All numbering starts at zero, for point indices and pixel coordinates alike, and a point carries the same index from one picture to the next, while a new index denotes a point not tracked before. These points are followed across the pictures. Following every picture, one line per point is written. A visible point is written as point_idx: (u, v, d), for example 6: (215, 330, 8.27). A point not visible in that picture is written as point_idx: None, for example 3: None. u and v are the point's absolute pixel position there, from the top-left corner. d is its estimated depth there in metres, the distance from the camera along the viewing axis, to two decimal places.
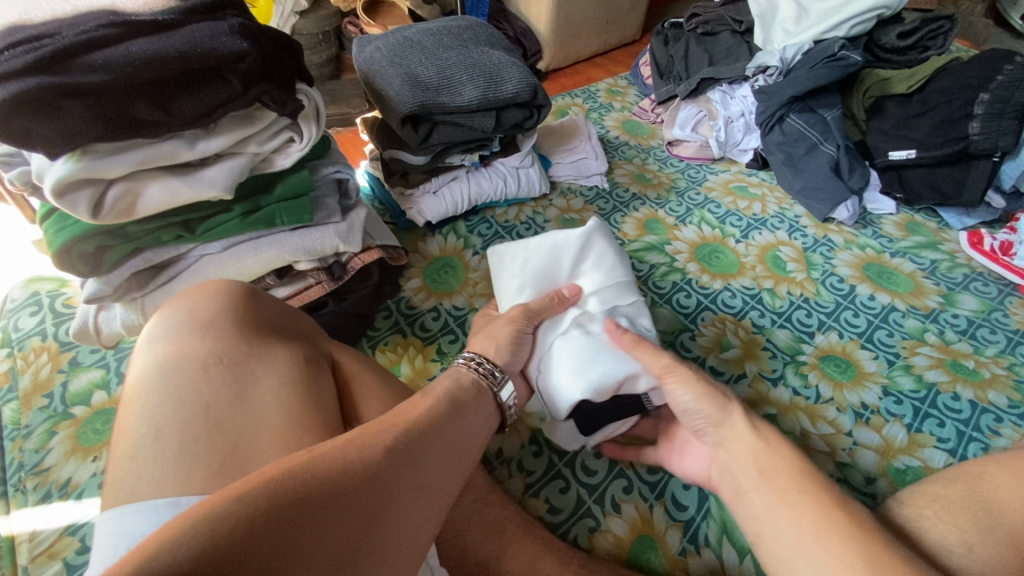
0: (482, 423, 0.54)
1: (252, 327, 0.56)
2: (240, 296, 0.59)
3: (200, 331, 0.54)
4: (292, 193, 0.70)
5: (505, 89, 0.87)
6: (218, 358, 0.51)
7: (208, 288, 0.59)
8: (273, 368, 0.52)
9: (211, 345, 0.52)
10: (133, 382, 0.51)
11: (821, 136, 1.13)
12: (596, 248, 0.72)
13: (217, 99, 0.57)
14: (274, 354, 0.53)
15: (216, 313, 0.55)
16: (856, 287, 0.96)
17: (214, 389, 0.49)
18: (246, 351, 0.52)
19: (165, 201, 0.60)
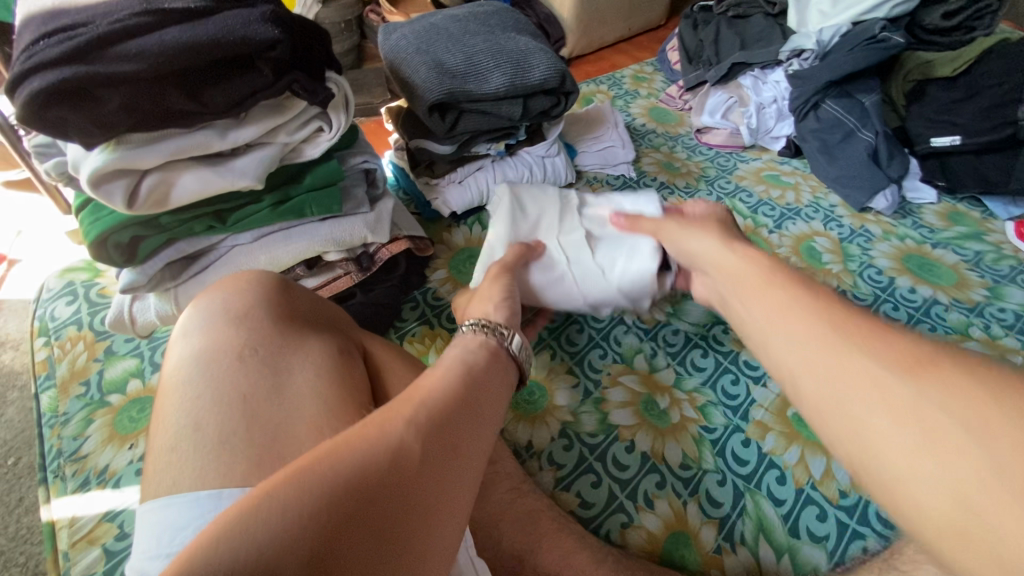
0: (503, 390, 0.52)
1: (284, 317, 0.56)
2: (264, 280, 0.59)
3: (231, 322, 0.54)
4: (322, 184, 0.70)
5: (533, 75, 0.85)
6: (252, 348, 0.52)
7: (239, 278, 0.59)
8: (307, 358, 0.52)
9: (244, 337, 0.52)
10: (170, 374, 0.51)
11: (859, 122, 1.09)
12: (522, 195, 0.79)
13: (248, 87, 0.57)
14: (307, 347, 0.53)
15: (246, 302, 0.56)
16: (896, 279, 0.93)
17: (251, 379, 0.49)
18: (279, 343, 0.52)
19: (198, 191, 0.60)
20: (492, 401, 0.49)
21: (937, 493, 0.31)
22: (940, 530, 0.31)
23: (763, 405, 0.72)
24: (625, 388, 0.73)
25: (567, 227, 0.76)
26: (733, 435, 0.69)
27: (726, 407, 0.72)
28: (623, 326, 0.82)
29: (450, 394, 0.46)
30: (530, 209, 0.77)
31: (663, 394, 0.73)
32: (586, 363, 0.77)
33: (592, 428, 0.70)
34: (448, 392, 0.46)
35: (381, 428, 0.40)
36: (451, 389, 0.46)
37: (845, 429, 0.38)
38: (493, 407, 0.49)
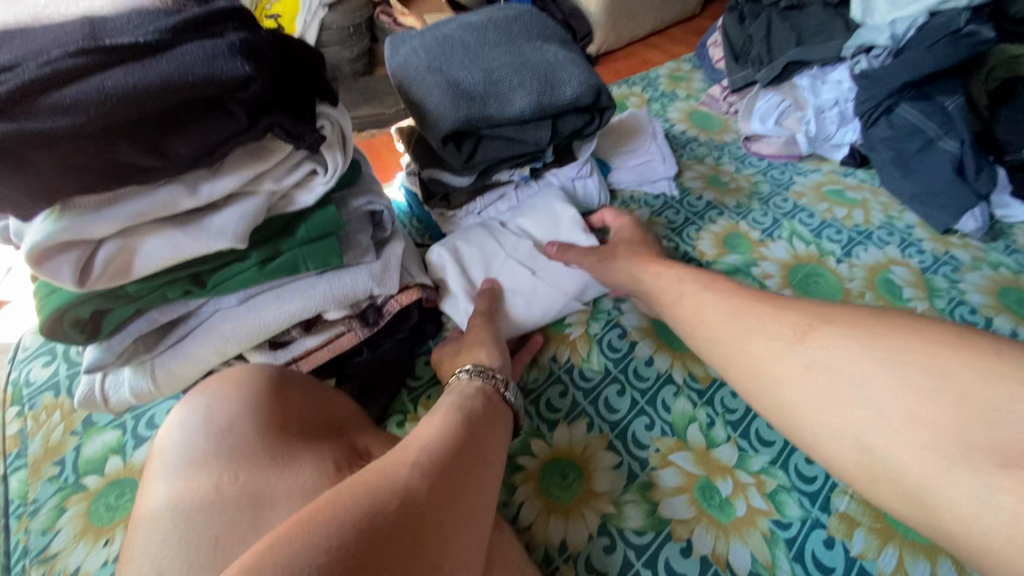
0: (501, 424, 0.55)
1: (277, 428, 0.45)
2: (256, 371, 0.48)
3: (215, 438, 0.43)
4: (317, 234, 0.59)
5: (563, 93, 0.73)
6: (235, 473, 0.41)
7: (227, 376, 0.47)
8: (304, 485, 0.41)
9: (227, 455, 0.42)
10: (139, 503, 0.41)
11: (942, 129, 0.93)
12: (461, 250, 0.75)
13: (220, 135, 0.46)
14: (299, 467, 0.42)
15: (232, 409, 0.45)
16: (993, 320, 0.79)
17: (231, 518, 0.39)
18: (267, 462, 0.42)
19: (167, 257, 0.51)
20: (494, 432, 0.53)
21: (856, 449, 0.47)
22: (871, 478, 0.47)
23: (847, 493, 0.60)
24: (679, 470, 0.62)
25: (508, 253, 0.76)
26: (813, 533, 0.57)
27: (801, 494, 0.60)
28: (672, 387, 0.70)
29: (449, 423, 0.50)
30: (470, 245, 0.76)
31: (724, 479, 0.61)
32: (629, 437, 0.65)
33: (639, 523, 0.58)
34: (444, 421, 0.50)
35: (395, 460, 0.43)
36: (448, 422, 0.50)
37: (813, 420, 0.50)
38: (494, 435, 0.52)
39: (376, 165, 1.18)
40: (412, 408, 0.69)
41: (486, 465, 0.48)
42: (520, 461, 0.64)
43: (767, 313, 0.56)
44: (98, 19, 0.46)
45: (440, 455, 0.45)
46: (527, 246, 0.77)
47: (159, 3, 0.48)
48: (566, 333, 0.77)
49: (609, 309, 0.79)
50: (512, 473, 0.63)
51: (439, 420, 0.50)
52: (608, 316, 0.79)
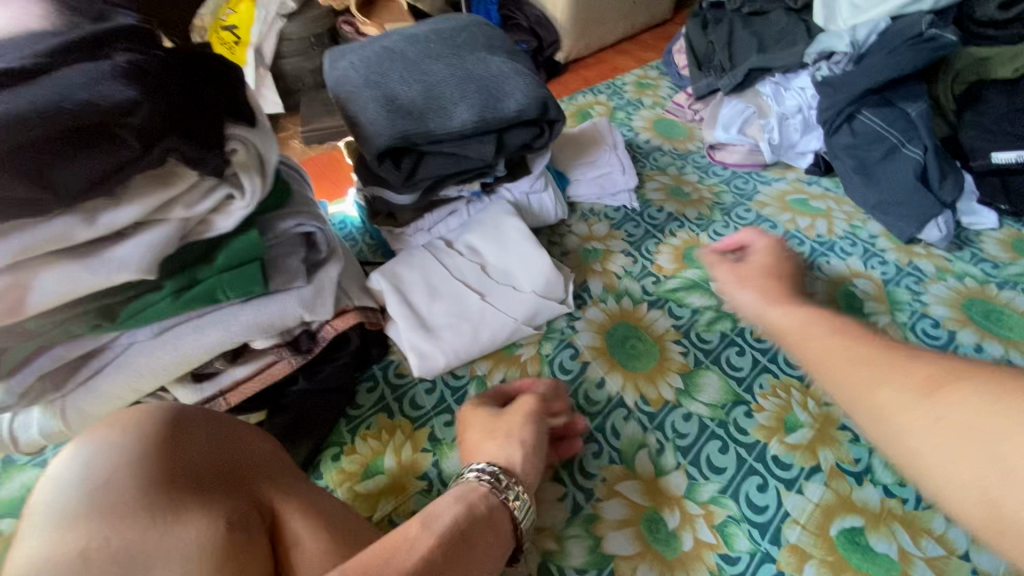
0: (493, 544, 0.50)
1: (163, 480, 0.44)
2: (153, 416, 0.48)
3: (93, 491, 0.42)
4: (237, 261, 0.56)
5: (507, 106, 0.70)
6: (109, 535, 0.40)
7: (115, 421, 0.47)
8: (182, 550, 0.40)
9: (109, 514, 0.41)
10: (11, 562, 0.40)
11: (904, 135, 0.91)
12: (402, 278, 0.71)
13: (109, 163, 0.43)
14: (186, 523, 0.41)
15: (116, 460, 0.44)
16: (957, 334, 0.77)
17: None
18: (151, 521, 0.41)
19: (63, 292, 0.47)
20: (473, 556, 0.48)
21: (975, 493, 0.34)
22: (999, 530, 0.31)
23: (799, 522, 0.58)
24: (626, 501, 0.59)
25: (452, 277, 0.72)
26: (762, 567, 0.55)
27: (752, 525, 0.58)
28: (623, 412, 0.67)
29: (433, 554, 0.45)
30: (412, 268, 0.72)
31: (672, 510, 0.59)
32: (577, 467, 0.63)
33: (581, 560, 0.56)
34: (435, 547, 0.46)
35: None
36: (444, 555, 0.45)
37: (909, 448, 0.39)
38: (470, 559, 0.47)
39: (334, 178, 1.14)
40: (350, 439, 0.67)
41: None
42: None
43: None
44: None
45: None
46: (473, 266, 0.73)
47: (48, 22, 0.45)
48: (517, 356, 0.74)
49: (563, 328, 0.76)
50: None
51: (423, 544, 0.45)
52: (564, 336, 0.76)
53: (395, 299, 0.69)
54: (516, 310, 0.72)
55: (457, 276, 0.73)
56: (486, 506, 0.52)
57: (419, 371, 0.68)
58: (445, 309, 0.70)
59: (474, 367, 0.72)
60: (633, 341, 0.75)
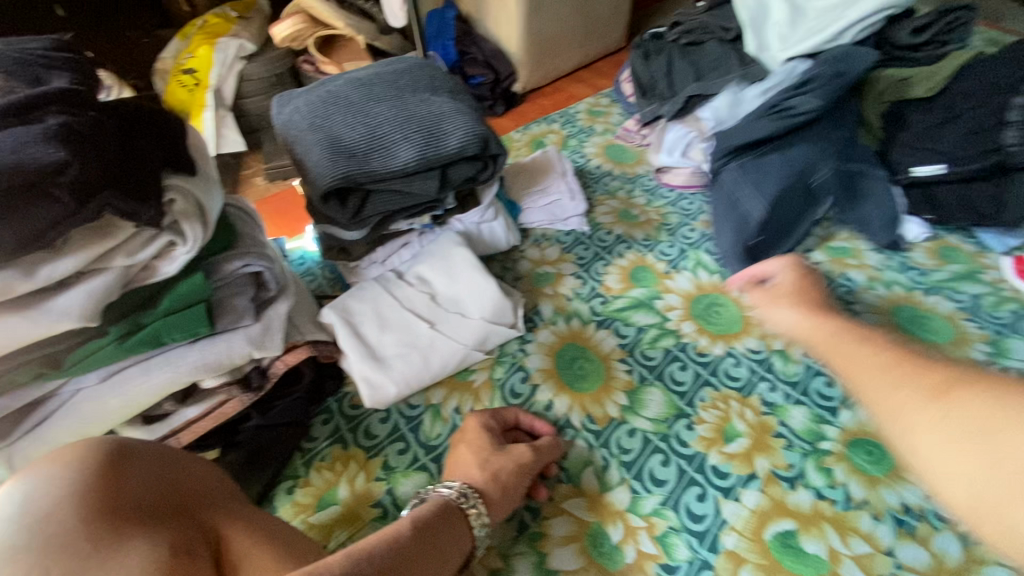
0: (449, 559, 0.51)
1: (106, 512, 0.43)
2: (94, 449, 0.48)
3: (27, 530, 0.41)
4: (183, 303, 0.58)
5: (447, 143, 0.74)
6: (48, 566, 0.39)
7: (55, 459, 0.46)
8: (127, 572, 0.40)
9: (41, 551, 0.40)
10: None
11: (791, 172, 0.93)
12: (354, 312, 0.74)
13: (43, 221, 0.45)
14: (128, 551, 0.41)
15: (55, 496, 0.43)
16: (885, 339, 0.80)
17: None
18: (89, 553, 0.40)
19: (4, 344, 0.49)
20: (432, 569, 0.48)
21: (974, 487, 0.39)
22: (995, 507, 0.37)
23: (735, 528, 0.60)
24: (572, 518, 0.61)
25: (402, 309, 0.75)
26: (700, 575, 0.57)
27: (690, 534, 0.60)
28: (570, 430, 0.70)
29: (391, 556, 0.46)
30: (363, 301, 0.75)
31: (616, 524, 0.61)
32: None
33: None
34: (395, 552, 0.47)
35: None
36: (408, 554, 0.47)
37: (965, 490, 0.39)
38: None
39: (296, 214, 1.17)
40: (304, 472, 0.68)
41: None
42: None
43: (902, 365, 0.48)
44: None
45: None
46: (424, 296, 0.76)
47: None
48: (469, 381, 0.76)
49: (514, 351, 0.79)
50: None
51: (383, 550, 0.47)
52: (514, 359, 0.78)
53: (348, 333, 0.71)
54: (466, 338, 0.74)
55: (407, 308, 0.75)
56: (438, 514, 0.53)
57: (371, 402, 0.69)
58: (396, 342, 0.72)
59: (428, 394, 0.74)
60: (581, 361, 0.78)
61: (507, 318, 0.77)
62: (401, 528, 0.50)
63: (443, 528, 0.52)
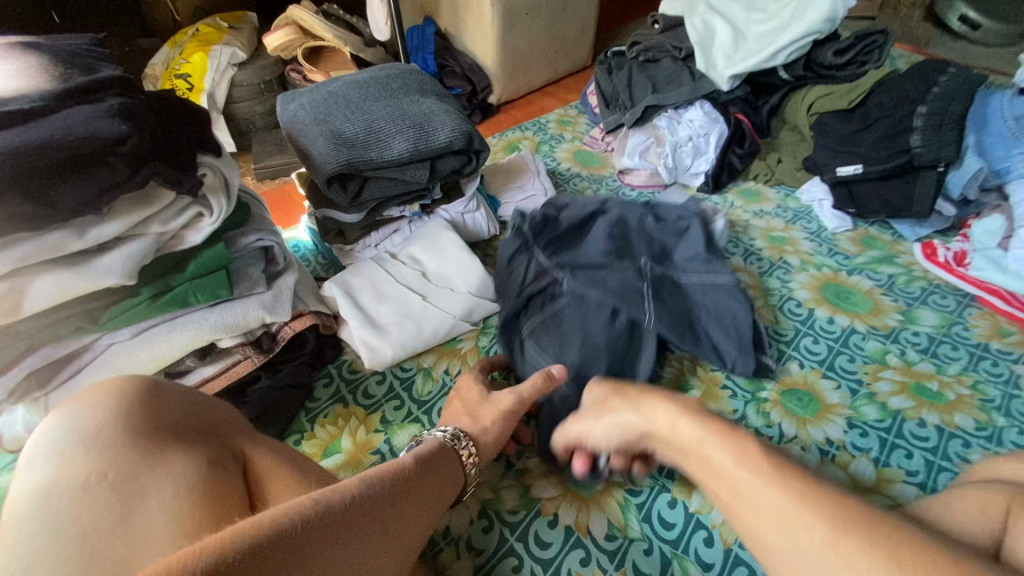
0: (448, 488, 0.58)
1: (146, 434, 0.49)
2: (132, 385, 0.52)
3: (83, 441, 0.48)
4: (207, 269, 0.66)
5: (436, 138, 0.84)
6: (106, 470, 0.46)
7: (97, 390, 0.52)
8: (175, 477, 0.46)
9: (96, 460, 0.46)
10: (8, 508, 0.44)
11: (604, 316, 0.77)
12: (353, 287, 0.83)
13: (101, 185, 0.52)
14: (172, 462, 0.47)
15: (104, 416, 0.49)
16: (815, 310, 0.93)
17: (97, 512, 0.44)
18: (139, 460, 0.47)
19: (55, 295, 0.56)
20: (429, 497, 0.55)
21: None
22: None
23: None
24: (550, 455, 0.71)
25: (396, 285, 0.84)
26: (659, 497, 0.67)
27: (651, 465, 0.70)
28: None
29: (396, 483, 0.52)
30: (361, 277, 0.84)
31: None
32: None
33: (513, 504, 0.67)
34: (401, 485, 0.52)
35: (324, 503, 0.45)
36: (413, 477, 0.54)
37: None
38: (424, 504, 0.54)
39: (289, 209, 1.25)
40: (309, 427, 0.75)
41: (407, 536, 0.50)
42: None
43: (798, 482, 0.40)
44: None
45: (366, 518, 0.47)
46: (416, 273, 0.86)
47: (44, 72, 0.55)
48: (457, 348, 0.85)
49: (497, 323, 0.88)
50: None
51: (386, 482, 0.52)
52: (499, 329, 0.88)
53: (348, 304, 0.80)
54: (454, 310, 0.83)
55: (401, 284, 0.84)
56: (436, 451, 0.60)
57: (370, 364, 0.78)
58: (391, 313, 0.81)
59: (420, 360, 0.83)
60: None
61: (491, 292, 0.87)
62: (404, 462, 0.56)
63: (439, 465, 0.59)
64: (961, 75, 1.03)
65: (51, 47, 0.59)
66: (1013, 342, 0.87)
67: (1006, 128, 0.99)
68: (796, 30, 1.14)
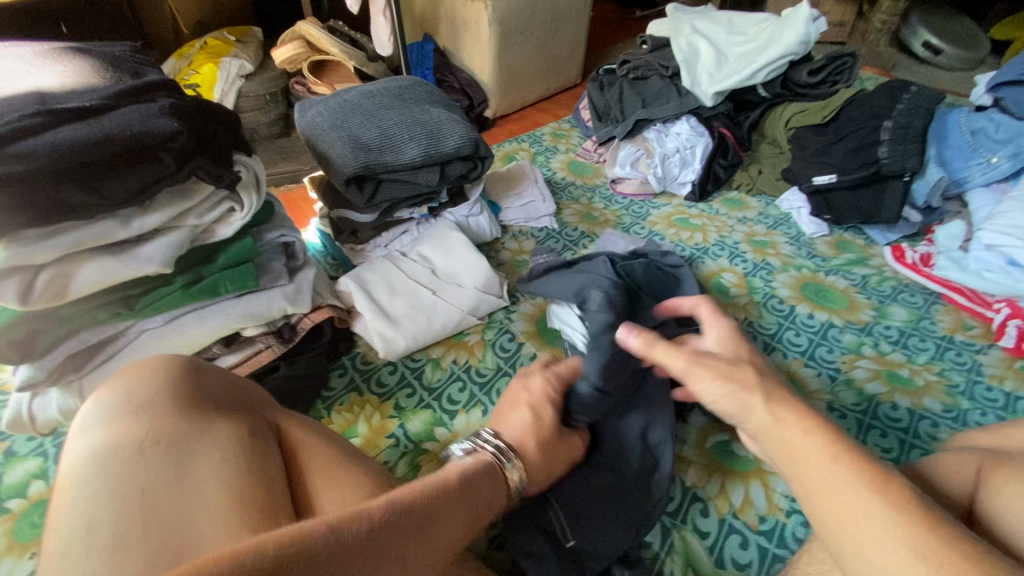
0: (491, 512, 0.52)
1: (192, 404, 0.52)
2: (172, 361, 0.57)
3: (132, 411, 0.51)
4: (235, 261, 0.71)
5: (446, 144, 0.90)
6: (157, 437, 0.48)
7: (144, 365, 0.56)
8: (219, 446, 0.49)
9: (147, 426, 0.49)
10: (64, 472, 0.47)
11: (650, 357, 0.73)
12: (366, 282, 0.87)
13: (150, 177, 0.58)
14: (216, 431, 0.50)
15: (153, 389, 0.53)
16: (796, 307, 1.00)
17: (152, 473, 0.46)
18: (186, 429, 0.49)
19: (99, 281, 0.60)
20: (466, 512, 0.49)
21: None
22: None
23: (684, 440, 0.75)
24: None
25: (407, 282, 0.89)
26: None
27: None
28: None
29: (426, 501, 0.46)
30: (375, 272, 0.89)
31: None
32: None
33: None
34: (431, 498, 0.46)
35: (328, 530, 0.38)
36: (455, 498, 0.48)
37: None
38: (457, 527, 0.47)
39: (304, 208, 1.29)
40: (326, 413, 0.79)
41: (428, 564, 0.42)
42: (425, 446, 0.75)
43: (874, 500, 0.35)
44: (46, 91, 0.57)
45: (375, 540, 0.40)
46: (425, 270, 0.91)
47: (100, 76, 0.61)
48: (464, 341, 0.89)
49: (502, 318, 0.94)
50: (416, 455, 0.74)
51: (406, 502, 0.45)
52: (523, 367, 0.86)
53: (362, 298, 0.85)
54: (461, 305, 0.88)
55: (411, 280, 0.89)
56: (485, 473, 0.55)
57: (385, 352, 0.82)
58: (403, 307, 0.86)
59: (430, 351, 0.88)
60: None
61: (495, 289, 0.92)
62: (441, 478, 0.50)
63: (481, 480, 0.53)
64: (921, 94, 1.13)
65: (99, 54, 0.66)
66: (975, 335, 0.95)
67: (964, 141, 1.09)
68: (773, 51, 1.23)
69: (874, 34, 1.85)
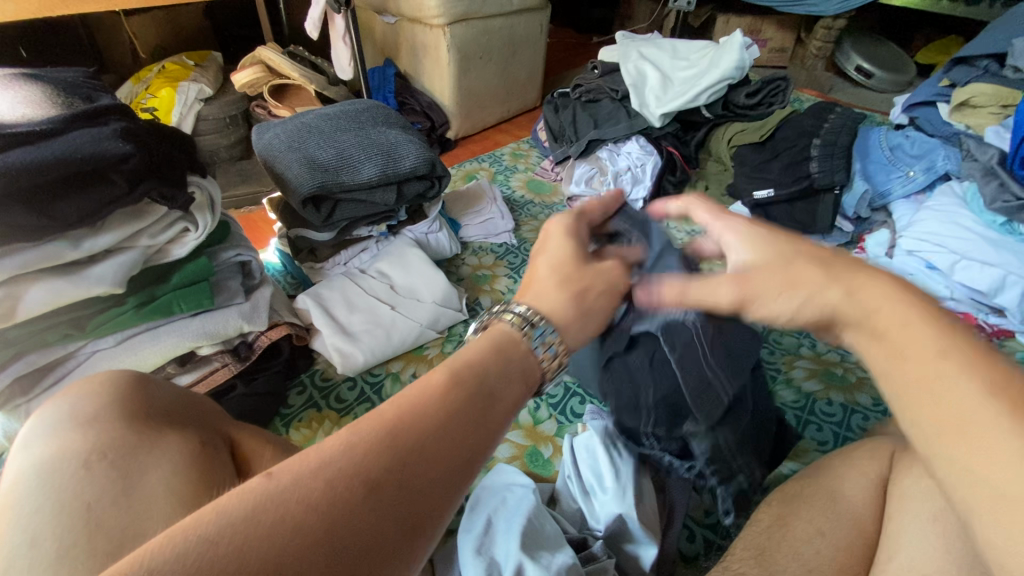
0: (497, 414, 0.38)
1: (143, 417, 0.52)
2: (123, 376, 0.57)
3: (80, 424, 0.51)
4: (189, 281, 0.71)
5: (402, 164, 0.93)
6: (105, 452, 0.48)
7: (93, 381, 0.56)
8: (167, 458, 0.49)
9: (95, 439, 0.49)
10: (6, 491, 0.47)
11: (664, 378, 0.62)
12: (327, 303, 0.89)
13: (102, 199, 0.59)
14: (167, 443, 0.50)
15: (100, 403, 0.53)
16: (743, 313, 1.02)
17: (100, 487, 0.46)
18: (135, 443, 0.49)
19: (47, 302, 0.61)
20: (476, 418, 0.37)
21: None
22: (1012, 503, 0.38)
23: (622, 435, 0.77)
24: (511, 443, 0.77)
25: (372, 304, 0.90)
26: None
27: None
28: None
29: (411, 436, 0.33)
30: (333, 289, 0.91)
31: (546, 445, 0.77)
32: None
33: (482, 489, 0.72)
34: (425, 422, 0.34)
35: (255, 544, 0.27)
36: (451, 411, 0.36)
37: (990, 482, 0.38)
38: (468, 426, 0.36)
39: (267, 227, 1.29)
40: (284, 431, 0.78)
41: (432, 507, 0.32)
42: None
43: (828, 485, 0.54)
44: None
45: (326, 525, 0.29)
46: (384, 286, 0.93)
47: (52, 101, 0.63)
48: (423, 355, 0.90)
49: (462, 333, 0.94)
50: None
51: (380, 442, 0.32)
52: (546, 395, 0.84)
53: (321, 316, 0.86)
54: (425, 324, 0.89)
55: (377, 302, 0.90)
56: (501, 350, 0.43)
57: (343, 368, 0.83)
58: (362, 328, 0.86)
59: (388, 364, 0.88)
60: None
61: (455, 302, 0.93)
62: (432, 380, 0.37)
63: (498, 365, 0.41)
64: (845, 115, 1.24)
65: (51, 78, 0.68)
66: None
67: (885, 156, 1.17)
68: (712, 74, 1.32)
69: (812, 58, 1.96)
